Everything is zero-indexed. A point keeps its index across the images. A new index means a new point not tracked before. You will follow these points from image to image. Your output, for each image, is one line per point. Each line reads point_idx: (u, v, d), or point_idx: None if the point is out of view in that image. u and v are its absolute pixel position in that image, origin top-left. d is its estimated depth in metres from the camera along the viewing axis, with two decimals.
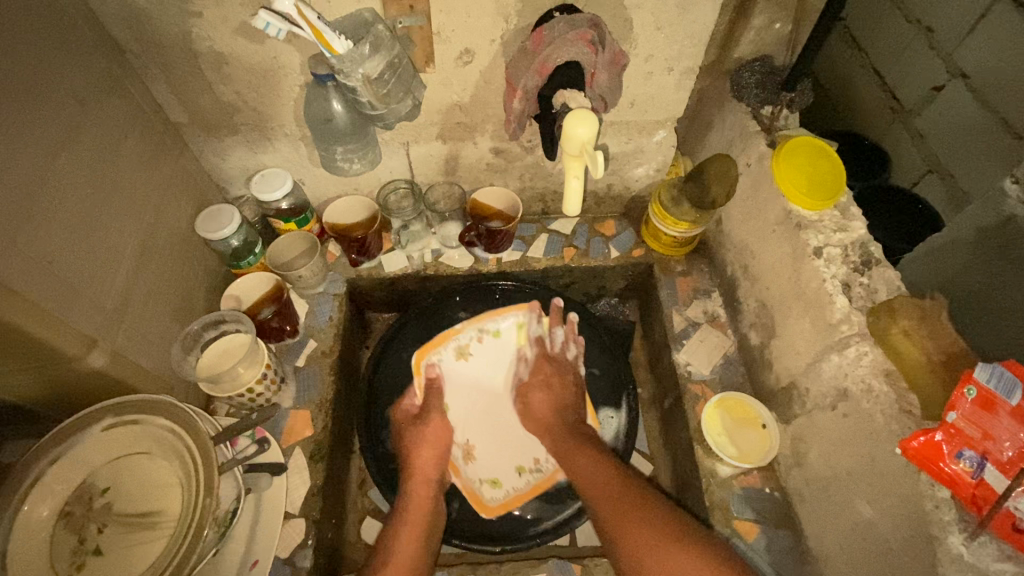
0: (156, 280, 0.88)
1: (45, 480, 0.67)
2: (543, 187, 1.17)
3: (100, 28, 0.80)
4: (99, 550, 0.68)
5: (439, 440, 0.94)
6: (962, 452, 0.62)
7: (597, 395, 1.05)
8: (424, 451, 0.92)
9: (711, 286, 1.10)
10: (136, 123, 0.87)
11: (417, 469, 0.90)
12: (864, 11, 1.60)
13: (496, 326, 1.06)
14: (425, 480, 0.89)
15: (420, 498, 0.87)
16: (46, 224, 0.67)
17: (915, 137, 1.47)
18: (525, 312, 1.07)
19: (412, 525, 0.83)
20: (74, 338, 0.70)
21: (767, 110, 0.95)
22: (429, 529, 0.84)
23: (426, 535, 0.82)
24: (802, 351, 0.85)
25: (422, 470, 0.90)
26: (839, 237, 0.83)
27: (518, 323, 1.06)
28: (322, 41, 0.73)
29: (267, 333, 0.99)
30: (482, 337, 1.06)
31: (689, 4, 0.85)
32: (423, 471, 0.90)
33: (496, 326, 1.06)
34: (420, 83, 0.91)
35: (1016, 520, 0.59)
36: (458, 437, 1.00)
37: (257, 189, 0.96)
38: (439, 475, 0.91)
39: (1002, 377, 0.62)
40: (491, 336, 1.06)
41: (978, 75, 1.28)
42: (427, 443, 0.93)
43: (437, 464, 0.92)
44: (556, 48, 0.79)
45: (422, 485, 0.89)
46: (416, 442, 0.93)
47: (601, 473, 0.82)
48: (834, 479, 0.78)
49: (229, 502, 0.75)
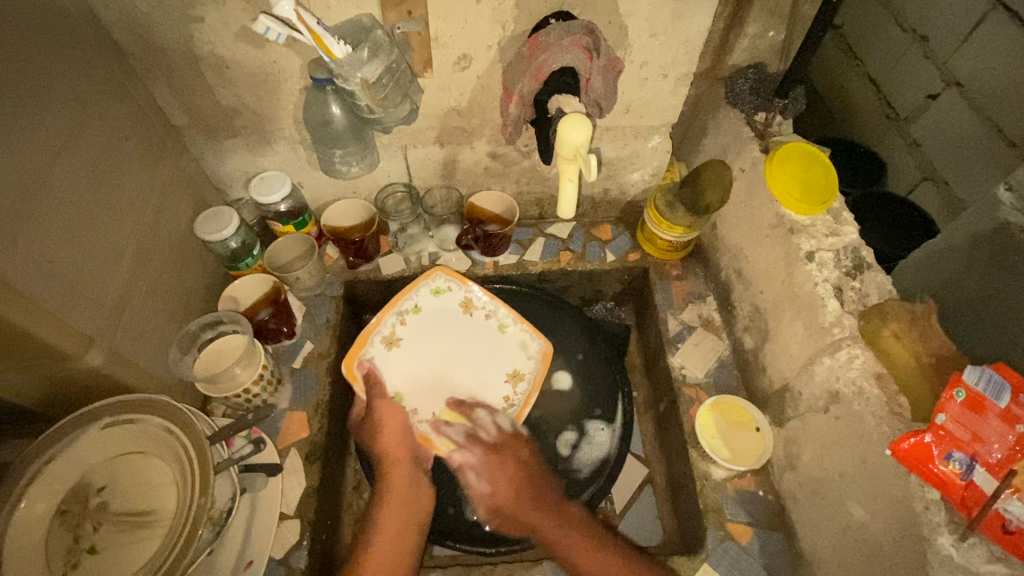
0: (154, 280, 0.89)
1: (43, 478, 0.68)
2: (539, 191, 1.18)
3: (102, 32, 0.81)
4: (94, 549, 0.69)
5: (397, 421, 0.92)
6: (951, 454, 0.63)
7: (591, 398, 1.05)
8: (384, 436, 0.90)
9: (706, 290, 1.11)
10: (137, 125, 0.88)
11: (387, 451, 0.89)
12: (858, 20, 1.62)
13: (415, 300, 1.03)
14: (405, 462, 0.89)
15: (397, 478, 0.87)
16: (47, 223, 0.68)
17: (909, 144, 1.48)
18: (435, 276, 1.04)
19: (390, 509, 0.84)
20: (70, 335, 0.70)
21: (761, 117, 0.97)
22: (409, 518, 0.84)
23: (409, 526, 0.83)
24: (795, 354, 0.86)
25: (390, 455, 0.89)
26: (831, 241, 0.84)
27: (434, 288, 1.04)
28: (322, 46, 0.73)
29: (264, 335, 1.00)
30: (405, 318, 1.02)
31: (684, 11, 0.86)
32: (394, 453, 0.89)
33: (415, 302, 1.03)
34: (418, 87, 0.92)
35: (1006, 522, 0.60)
36: (422, 414, 0.97)
37: (255, 191, 0.97)
38: (414, 451, 0.91)
39: (991, 380, 0.64)
40: (413, 315, 1.03)
41: (971, 83, 1.29)
42: (383, 429, 0.91)
43: (406, 444, 0.91)
44: (553, 54, 0.80)
45: (398, 467, 0.88)
46: (376, 428, 0.91)
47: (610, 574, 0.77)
48: (826, 481, 0.79)
49: (224, 502, 0.75)
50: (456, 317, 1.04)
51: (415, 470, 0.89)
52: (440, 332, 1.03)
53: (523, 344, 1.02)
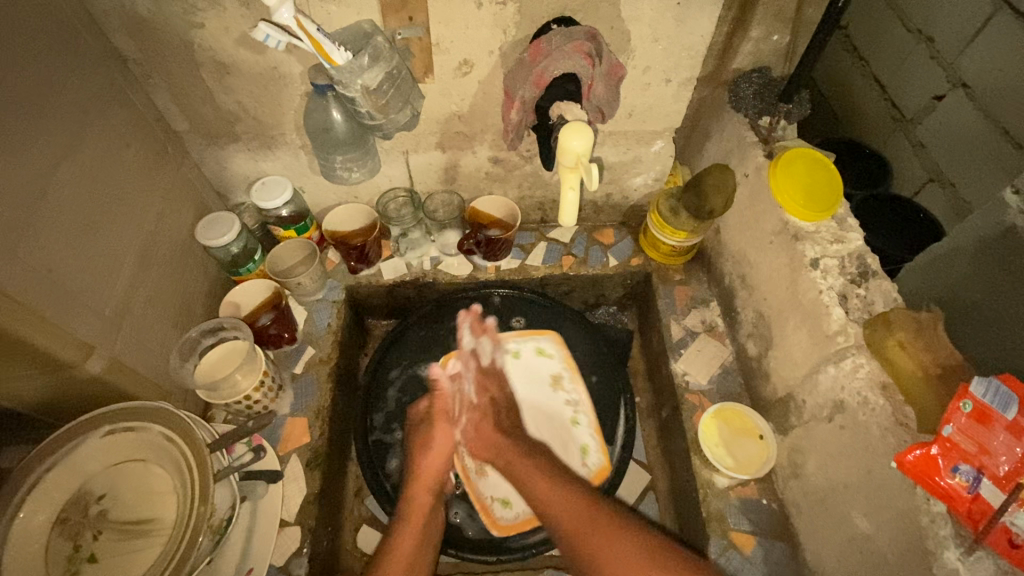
0: (155, 287, 0.88)
1: (41, 488, 0.68)
2: (541, 196, 1.17)
3: (103, 39, 0.81)
4: (93, 557, 0.69)
5: (445, 448, 0.89)
6: (958, 466, 0.62)
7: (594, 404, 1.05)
8: (427, 456, 0.88)
9: (710, 295, 1.10)
10: (138, 131, 0.88)
11: (422, 474, 0.87)
12: (864, 21, 1.61)
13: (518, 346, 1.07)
14: (428, 488, 0.86)
15: (419, 505, 0.84)
16: (48, 233, 0.68)
17: (915, 146, 1.47)
18: (545, 338, 1.08)
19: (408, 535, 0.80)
20: (70, 344, 0.70)
21: (765, 121, 0.96)
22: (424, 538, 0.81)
23: (420, 547, 0.80)
24: (800, 362, 0.85)
25: (426, 475, 0.87)
26: (836, 248, 0.83)
27: (540, 347, 1.07)
28: (322, 52, 0.73)
29: (265, 341, 1.00)
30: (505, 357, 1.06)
31: (687, 16, 0.85)
32: (427, 476, 0.87)
33: (519, 347, 1.07)
34: (419, 93, 0.91)
35: (1012, 536, 0.58)
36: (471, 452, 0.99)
37: (257, 197, 0.97)
38: (442, 481, 0.88)
39: (998, 391, 0.62)
40: (511, 357, 1.06)
41: (978, 86, 1.28)
42: (431, 451, 0.89)
43: (442, 472, 0.88)
44: (553, 61, 0.79)
45: (422, 491, 0.86)
46: (422, 448, 0.89)
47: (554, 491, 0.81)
48: (830, 492, 0.78)
49: (225, 510, 0.74)
50: (543, 385, 1.04)
51: (436, 499, 0.86)
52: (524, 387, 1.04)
53: (585, 448, 0.99)
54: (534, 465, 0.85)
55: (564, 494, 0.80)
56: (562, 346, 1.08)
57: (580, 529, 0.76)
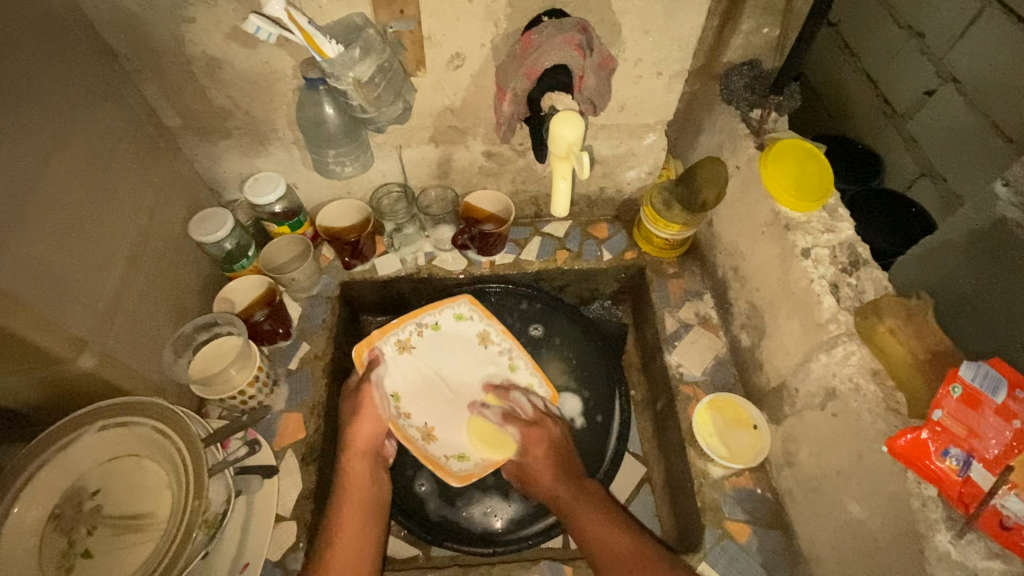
0: (148, 283, 0.88)
1: (32, 486, 0.67)
2: (535, 190, 1.17)
3: (93, 33, 0.81)
4: (88, 552, 0.68)
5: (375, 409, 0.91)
6: (949, 450, 0.63)
7: (591, 396, 1.05)
8: (361, 422, 0.89)
9: (703, 287, 1.11)
10: (130, 127, 0.88)
11: (355, 440, 0.87)
12: (853, 17, 1.62)
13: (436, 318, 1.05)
14: (364, 452, 0.87)
15: (357, 470, 0.86)
16: (39, 227, 0.68)
17: (907, 141, 1.48)
18: (459, 302, 1.05)
19: (350, 502, 0.82)
20: (64, 339, 0.70)
21: (756, 114, 0.96)
22: (368, 503, 0.83)
23: (366, 511, 0.82)
24: (792, 351, 0.86)
25: (360, 443, 0.87)
26: (827, 238, 0.83)
27: (456, 313, 1.05)
28: (313, 45, 0.73)
29: (260, 337, 1.00)
30: (424, 330, 1.04)
31: (676, 8, 0.86)
32: (361, 443, 0.87)
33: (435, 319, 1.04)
34: (411, 86, 0.92)
35: (1003, 518, 0.59)
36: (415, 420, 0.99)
37: (249, 193, 0.96)
38: (377, 445, 0.89)
39: (987, 375, 0.64)
40: (430, 330, 1.04)
41: (968, 79, 1.29)
42: (363, 414, 0.89)
43: (376, 435, 0.89)
44: (545, 53, 0.79)
45: (359, 458, 0.86)
46: (354, 414, 0.89)
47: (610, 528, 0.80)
48: (824, 479, 0.78)
49: (220, 504, 0.74)
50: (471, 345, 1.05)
51: (375, 463, 0.88)
52: (455, 353, 1.04)
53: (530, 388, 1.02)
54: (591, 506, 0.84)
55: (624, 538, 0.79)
56: (479, 306, 1.05)
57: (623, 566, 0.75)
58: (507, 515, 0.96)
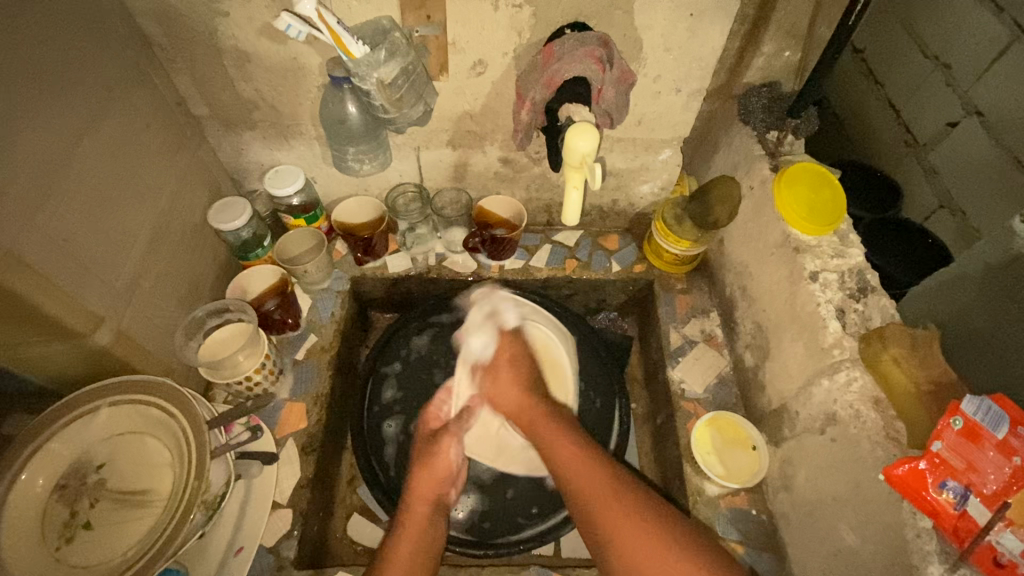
0: (165, 266, 0.90)
1: (42, 453, 0.69)
2: (549, 198, 1.19)
3: (131, 22, 0.84)
4: (89, 524, 0.70)
5: (445, 468, 0.87)
6: (945, 482, 0.62)
7: (589, 392, 1.06)
8: (421, 476, 0.85)
9: (710, 305, 1.11)
10: (159, 114, 0.90)
11: (419, 486, 0.85)
12: (881, 44, 1.62)
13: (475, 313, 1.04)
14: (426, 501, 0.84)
15: (414, 514, 0.82)
16: (69, 206, 0.70)
17: (927, 172, 1.47)
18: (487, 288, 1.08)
19: (405, 540, 0.78)
20: (82, 314, 0.72)
21: (773, 135, 0.96)
22: (423, 550, 0.78)
23: (416, 555, 0.77)
24: (795, 374, 0.85)
25: (420, 489, 0.84)
26: (836, 263, 0.83)
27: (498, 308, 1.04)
28: (340, 45, 0.76)
29: (270, 325, 1.01)
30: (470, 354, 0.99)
31: (698, 27, 0.87)
32: (421, 489, 0.84)
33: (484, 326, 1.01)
34: (433, 90, 0.93)
35: (998, 554, 0.59)
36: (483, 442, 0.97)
37: (268, 184, 0.99)
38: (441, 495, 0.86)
39: (989, 410, 0.64)
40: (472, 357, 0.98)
41: (992, 113, 1.28)
42: (425, 468, 0.86)
43: (440, 487, 0.86)
44: (566, 64, 0.81)
45: (420, 504, 0.83)
46: (419, 463, 0.87)
47: (585, 471, 0.77)
48: (820, 504, 0.78)
49: (218, 486, 0.76)
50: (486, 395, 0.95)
51: (434, 511, 0.84)
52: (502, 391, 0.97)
53: None
54: (570, 447, 0.81)
55: (598, 479, 0.76)
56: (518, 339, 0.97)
57: (603, 512, 0.73)
58: (468, 507, 0.96)
